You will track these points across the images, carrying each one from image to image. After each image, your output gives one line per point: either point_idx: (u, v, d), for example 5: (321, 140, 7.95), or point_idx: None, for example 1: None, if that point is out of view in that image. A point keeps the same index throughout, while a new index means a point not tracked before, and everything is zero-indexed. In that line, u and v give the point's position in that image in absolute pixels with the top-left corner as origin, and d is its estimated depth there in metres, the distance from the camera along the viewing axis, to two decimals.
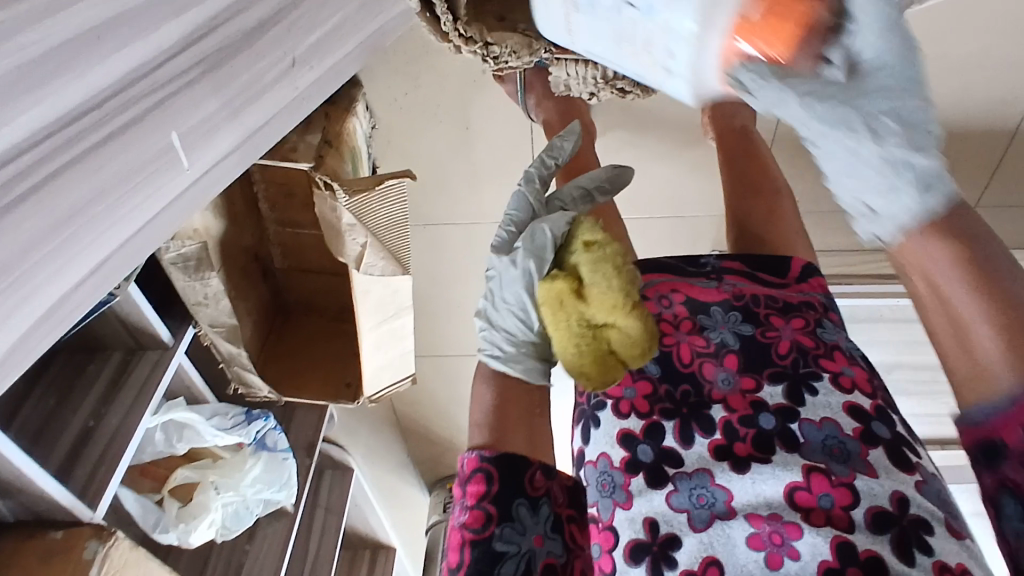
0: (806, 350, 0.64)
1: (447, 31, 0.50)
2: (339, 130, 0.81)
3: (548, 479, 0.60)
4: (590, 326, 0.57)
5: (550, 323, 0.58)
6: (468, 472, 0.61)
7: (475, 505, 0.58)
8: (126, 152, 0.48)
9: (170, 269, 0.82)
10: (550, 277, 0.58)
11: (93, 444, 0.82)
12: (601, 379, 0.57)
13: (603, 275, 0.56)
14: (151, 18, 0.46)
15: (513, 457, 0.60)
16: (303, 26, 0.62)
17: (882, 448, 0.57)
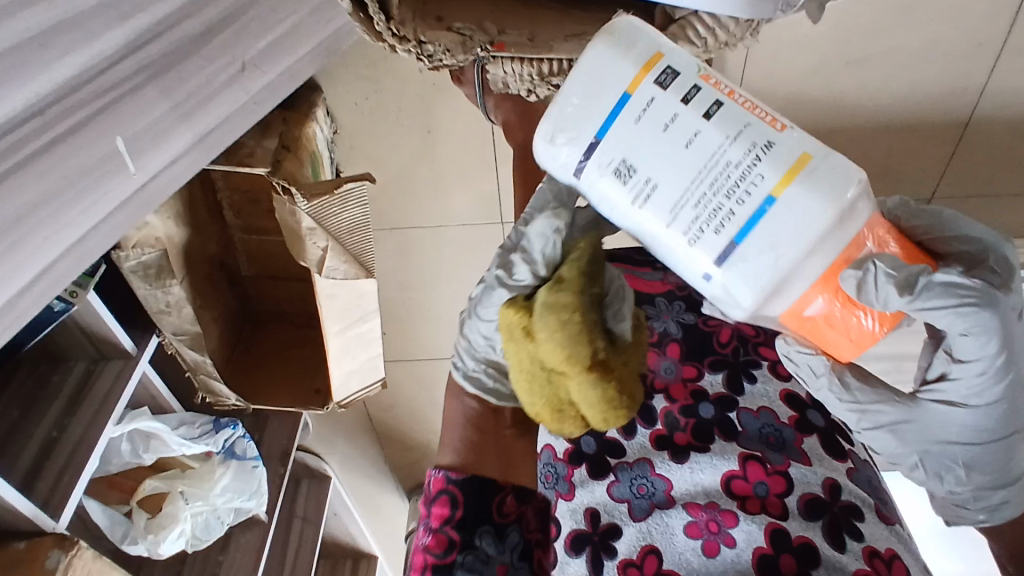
0: (746, 338, 0.68)
1: (378, 31, 0.50)
2: (297, 136, 0.83)
3: (518, 505, 0.69)
4: (543, 366, 0.54)
5: (508, 350, 0.55)
6: (435, 493, 0.70)
7: (440, 531, 0.68)
8: (71, 157, 0.48)
9: (130, 277, 0.83)
10: (511, 303, 0.54)
11: (57, 455, 0.81)
12: (555, 425, 0.56)
13: (549, 329, 0.50)
14: (95, 24, 0.46)
15: (477, 484, 0.68)
16: (254, 30, 0.63)
17: (816, 436, 0.60)
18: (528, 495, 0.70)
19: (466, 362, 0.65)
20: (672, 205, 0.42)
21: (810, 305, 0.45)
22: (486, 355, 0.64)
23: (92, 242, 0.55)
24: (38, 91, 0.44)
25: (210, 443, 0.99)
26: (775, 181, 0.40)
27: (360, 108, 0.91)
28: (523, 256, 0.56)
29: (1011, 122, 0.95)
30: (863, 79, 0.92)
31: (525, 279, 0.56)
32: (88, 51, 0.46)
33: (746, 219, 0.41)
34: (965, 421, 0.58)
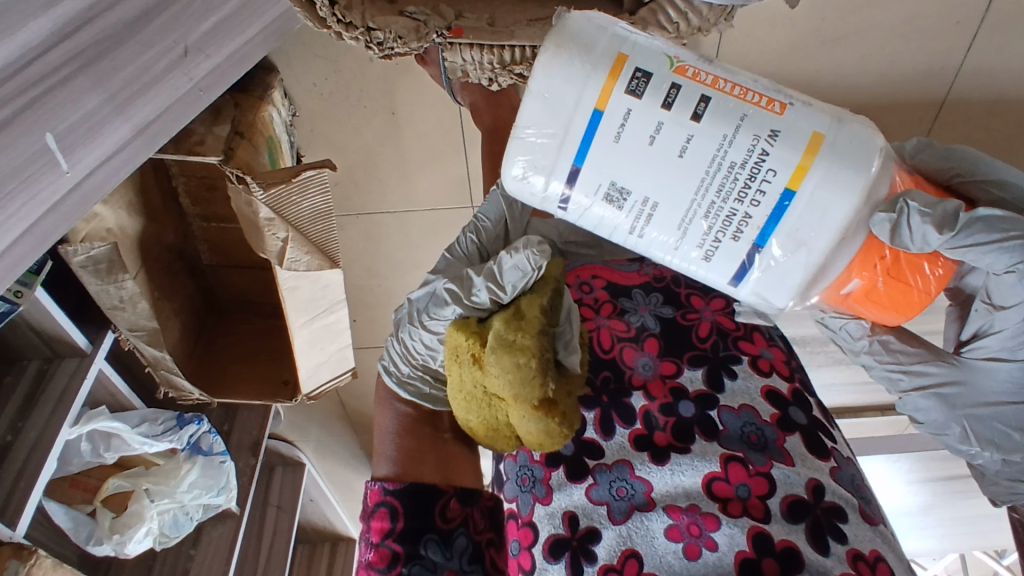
0: (726, 332, 0.65)
1: (324, 17, 0.46)
2: (251, 121, 0.78)
3: (463, 506, 0.64)
4: (483, 391, 0.54)
5: (450, 370, 0.55)
6: (373, 506, 0.65)
7: (381, 544, 0.62)
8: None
9: (80, 273, 0.78)
10: (461, 327, 0.54)
11: (11, 460, 0.78)
12: (485, 442, 0.57)
13: (499, 367, 0.49)
14: (17, 14, 0.42)
15: (416, 491, 0.64)
16: (195, 12, 0.58)
17: (798, 434, 0.58)
18: (474, 495, 0.65)
19: (401, 368, 0.66)
20: (682, 219, 0.45)
21: (848, 285, 0.49)
22: (422, 363, 0.66)
23: (25, 246, 0.51)
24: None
25: (174, 440, 0.95)
26: (787, 177, 0.43)
27: (320, 89, 0.87)
28: (486, 279, 0.55)
29: (986, 100, 0.94)
30: (838, 56, 0.90)
31: (482, 303, 0.56)
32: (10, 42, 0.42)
33: (764, 219, 0.44)
34: (1006, 378, 0.60)
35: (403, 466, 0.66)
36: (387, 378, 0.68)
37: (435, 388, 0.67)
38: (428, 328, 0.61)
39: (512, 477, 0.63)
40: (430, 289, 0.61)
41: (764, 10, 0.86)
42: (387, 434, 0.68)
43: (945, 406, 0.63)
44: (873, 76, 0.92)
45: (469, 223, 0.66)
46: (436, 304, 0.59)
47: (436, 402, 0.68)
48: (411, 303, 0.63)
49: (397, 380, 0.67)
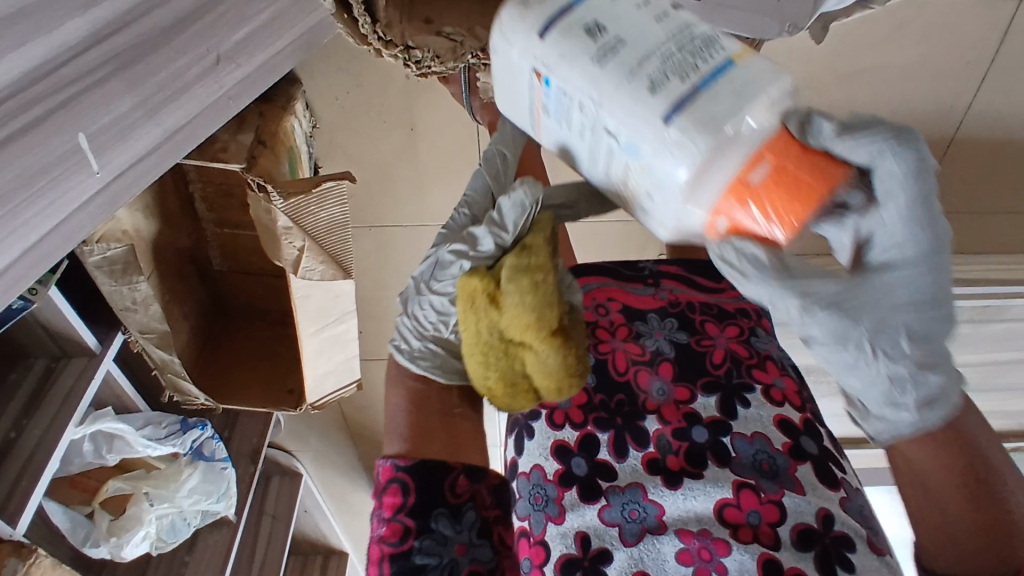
0: (739, 360, 0.66)
1: (364, 33, 0.50)
2: (274, 131, 0.78)
3: (473, 482, 0.56)
4: (500, 337, 0.49)
5: (462, 319, 0.50)
6: (383, 482, 0.57)
7: (391, 518, 0.54)
8: (31, 152, 0.45)
9: (94, 272, 0.78)
10: (470, 271, 0.50)
11: (14, 457, 0.77)
12: (505, 402, 0.52)
13: (519, 288, 0.47)
14: (49, 12, 0.43)
15: (431, 465, 0.56)
16: (228, 22, 0.59)
17: (810, 463, 0.58)
18: (484, 472, 0.57)
19: (410, 343, 0.58)
20: (637, 59, 0.39)
21: (756, 166, 0.38)
22: (434, 334, 0.58)
23: (49, 244, 0.51)
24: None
25: (176, 444, 0.95)
26: (734, 51, 0.40)
27: (341, 101, 0.88)
28: (488, 225, 0.51)
29: (995, 139, 0.95)
30: (851, 92, 0.91)
31: (486, 249, 0.51)
32: (45, 43, 0.43)
33: (706, 71, 0.38)
34: (906, 291, 0.43)
35: (416, 444, 0.58)
36: (399, 357, 0.59)
37: (451, 361, 0.58)
38: (432, 291, 0.55)
39: (523, 496, 0.63)
40: (434, 254, 0.55)
41: (782, 43, 0.87)
42: (398, 412, 0.60)
43: (850, 318, 0.43)
44: (886, 112, 0.93)
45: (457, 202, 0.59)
46: (442, 262, 0.54)
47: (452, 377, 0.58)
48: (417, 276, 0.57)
49: (410, 359, 0.58)
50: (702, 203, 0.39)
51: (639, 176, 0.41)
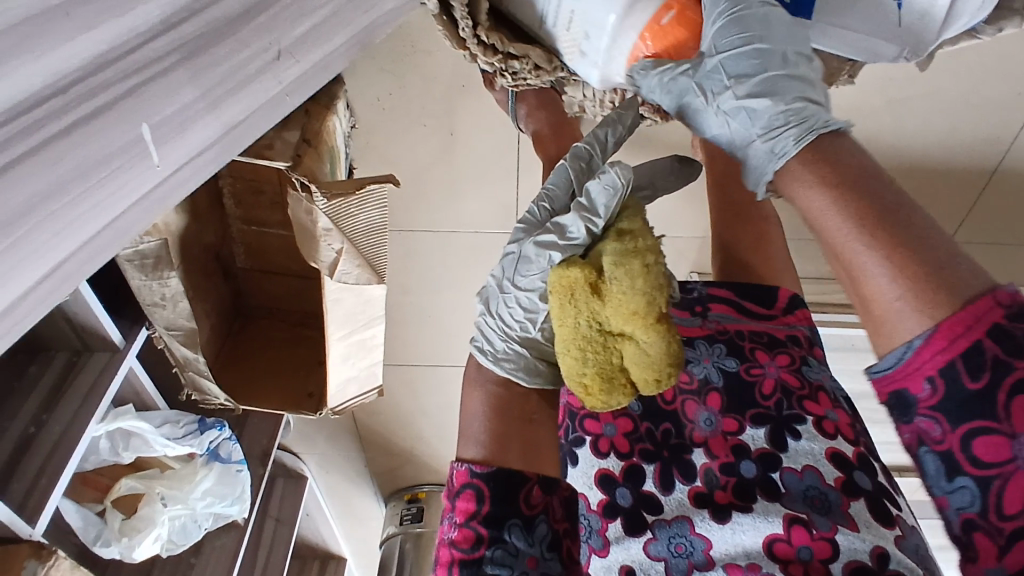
0: (791, 390, 0.64)
1: (466, 35, 0.57)
2: (318, 129, 0.77)
3: (546, 494, 0.56)
4: (599, 329, 0.50)
5: (558, 316, 0.51)
6: (458, 487, 0.57)
7: (464, 525, 0.55)
8: (91, 144, 0.41)
9: (126, 266, 0.76)
10: (566, 263, 0.52)
11: (34, 452, 0.74)
12: (601, 398, 0.51)
13: (626, 273, 0.49)
14: None
15: (509, 475, 0.56)
16: (291, 15, 0.57)
17: (864, 500, 0.56)
18: (556, 483, 0.58)
19: (495, 344, 0.60)
20: None
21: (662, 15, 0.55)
22: (519, 334, 0.59)
23: (104, 239, 0.47)
24: (58, 69, 0.38)
25: (194, 444, 0.93)
26: None
27: (382, 103, 0.86)
28: (577, 211, 0.54)
29: None
30: (899, 118, 0.90)
31: (577, 236, 0.54)
32: (113, 25, 0.41)
33: None
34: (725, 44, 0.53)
35: (493, 450, 0.58)
36: (481, 359, 0.61)
37: (534, 361, 0.60)
38: (517, 288, 0.58)
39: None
40: (517, 249, 0.58)
41: None
42: (475, 418, 0.60)
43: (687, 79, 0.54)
44: (931, 141, 0.92)
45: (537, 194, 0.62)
46: (524, 257, 0.57)
47: (532, 377, 0.60)
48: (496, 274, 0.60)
49: (494, 361, 0.60)
50: (625, 48, 0.56)
51: (578, 18, 0.56)
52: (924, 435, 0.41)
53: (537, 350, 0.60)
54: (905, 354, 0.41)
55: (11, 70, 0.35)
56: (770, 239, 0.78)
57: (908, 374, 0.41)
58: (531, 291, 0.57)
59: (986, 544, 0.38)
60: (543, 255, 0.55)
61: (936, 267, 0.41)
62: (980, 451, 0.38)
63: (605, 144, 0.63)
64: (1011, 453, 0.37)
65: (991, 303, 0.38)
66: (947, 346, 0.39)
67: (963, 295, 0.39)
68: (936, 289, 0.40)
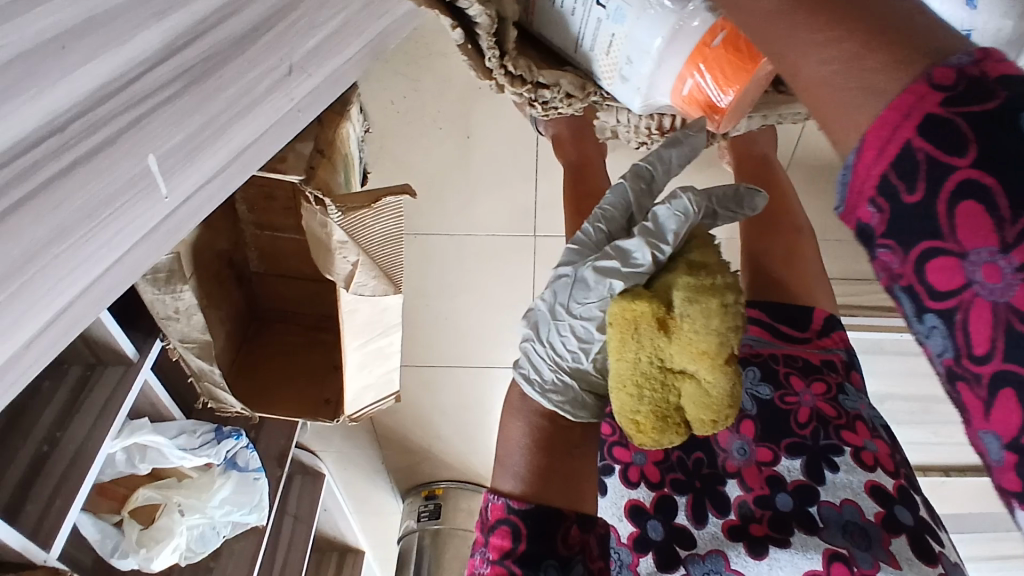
0: (827, 420, 0.61)
1: (491, 66, 0.53)
2: (332, 138, 0.75)
3: (584, 534, 0.55)
4: (660, 365, 0.45)
5: (616, 351, 0.46)
6: (492, 522, 0.56)
7: (498, 562, 0.54)
8: (97, 179, 0.37)
9: (137, 280, 0.74)
10: (630, 296, 0.47)
11: (49, 470, 0.73)
12: (654, 438, 0.46)
13: (701, 310, 0.45)
14: (125, 21, 0.36)
15: (547, 514, 0.54)
16: (302, 28, 0.54)
17: (906, 536, 0.54)
18: (593, 521, 0.57)
19: (543, 374, 0.57)
20: None
21: (686, 83, 0.55)
22: (570, 364, 0.56)
23: (116, 277, 0.43)
24: (54, 106, 0.33)
25: (211, 455, 0.92)
26: None
27: (396, 107, 0.83)
28: (642, 236, 0.50)
29: None
30: None
31: (643, 263, 0.50)
32: (116, 56, 0.36)
33: None
34: None
35: (535, 487, 0.56)
36: (529, 390, 0.57)
37: (584, 394, 0.56)
38: (571, 315, 0.54)
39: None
40: (571, 273, 0.55)
41: None
42: (516, 448, 0.58)
43: None
44: None
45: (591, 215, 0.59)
46: (581, 282, 0.53)
47: (576, 411, 0.57)
48: (548, 299, 0.56)
49: (541, 393, 0.56)
50: (666, 79, 0.55)
51: (615, 41, 0.54)
52: (900, 278, 0.32)
53: (588, 383, 0.56)
54: (851, 162, 0.33)
55: (6, 113, 0.31)
56: (805, 249, 0.75)
57: (855, 202, 0.33)
58: (587, 320, 0.53)
59: (971, 396, 0.31)
60: (603, 283, 0.51)
61: (874, 9, 0.32)
62: (934, 277, 0.31)
63: (668, 166, 0.59)
64: (965, 278, 0.29)
65: (923, 91, 0.30)
66: (880, 157, 0.31)
67: (906, 74, 0.30)
68: (888, 48, 0.31)
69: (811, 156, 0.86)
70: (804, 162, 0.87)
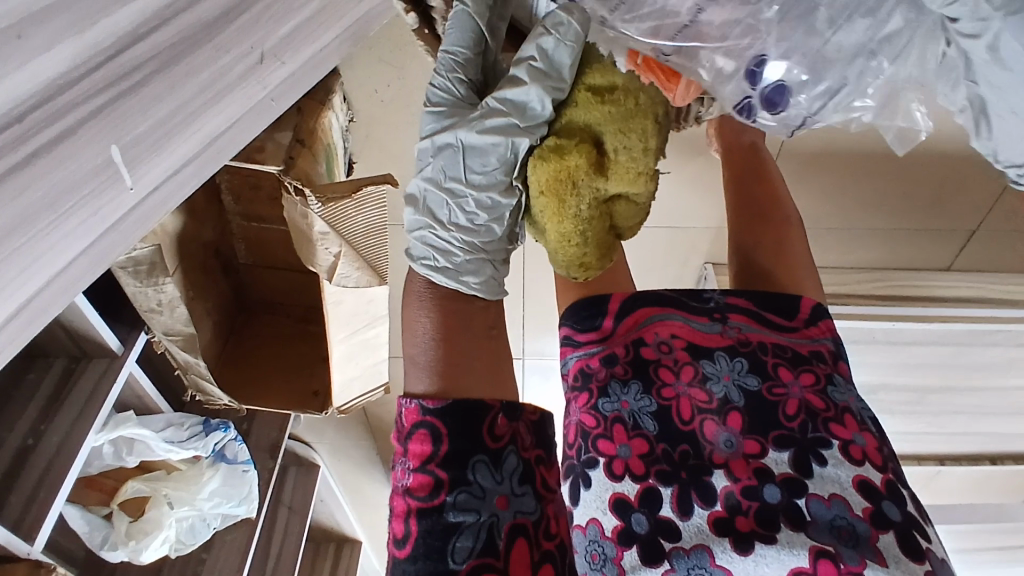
0: (815, 412, 0.60)
1: None
2: (313, 127, 0.73)
3: (512, 421, 0.49)
4: (598, 204, 0.52)
5: (561, 209, 0.51)
6: (408, 428, 0.48)
7: (419, 469, 0.47)
8: (57, 171, 0.35)
9: (119, 273, 0.74)
10: (558, 150, 0.51)
11: (32, 464, 0.73)
12: (600, 264, 0.55)
13: (629, 143, 0.51)
14: (89, 7, 0.35)
15: (464, 405, 0.48)
16: (275, 14, 0.53)
17: (893, 532, 0.53)
18: (519, 408, 0.50)
19: (455, 251, 0.54)
20: None
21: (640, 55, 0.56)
22: (478, 233, 0.55)
23: (80, 270, 0.41)
24: (13, 94, 0.32)
25: (199, 447, 0.92)
26: None
27: (380, 95, 0.82)
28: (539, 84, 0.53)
29: None
30: None
31: (541, 112, 0.54)
32: (77, 41, 0.35)
33: None
34: None
35: (449, 380, 0.50)
36: (440, 280, 0.53)
37: (489, 268, 0.55)
38: (469, 187, 0.54)
39: (579, 551, 0.60)
40: (458, 141, 0.54)
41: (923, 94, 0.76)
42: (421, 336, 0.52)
43: None
44: None
45: (448, 65, 0.57)
46: (473, 150, 0.54)
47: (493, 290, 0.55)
48: (441, 168, 0.55)
49: (455, 279, 0.54)
50: None
51: None
52: None
53: (490, 254, 0.55)
54: None
55: None
56: (793, 238, 0.72)
57: None
58: (486, 188, 0.54)
59: None
60: (502, 140, 0.53)
61: None
62: None
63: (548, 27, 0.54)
64: None
65: None
66: None
67: None
68: None
69: (802, 146, 0.84)
70: (794, 152, 0.86)
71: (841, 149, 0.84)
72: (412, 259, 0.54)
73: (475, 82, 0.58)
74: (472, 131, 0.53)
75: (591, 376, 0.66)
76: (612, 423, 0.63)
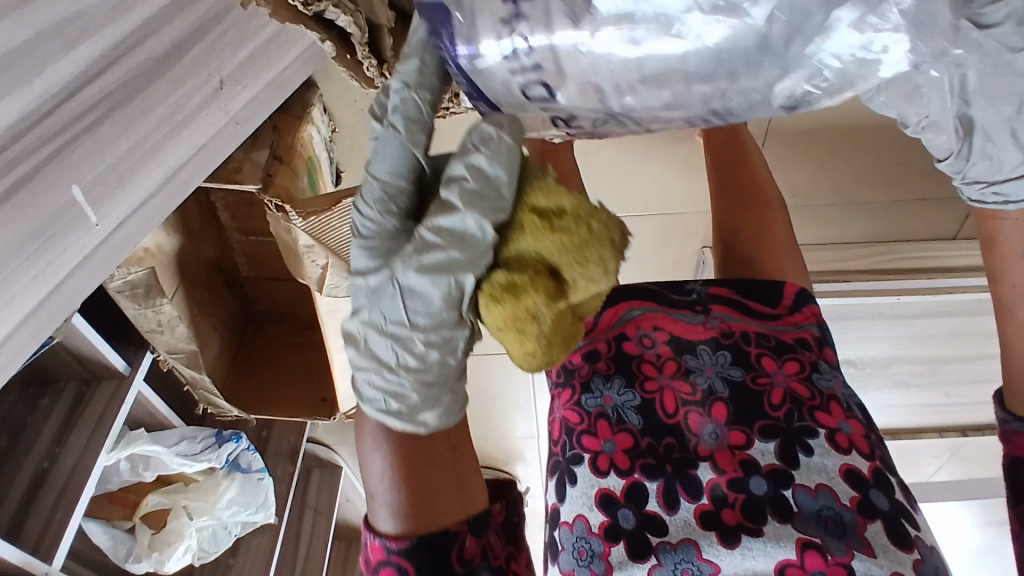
0: (801, 400, 0.59)
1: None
2: (291, 142, 0.74)
3: (478, 539, 0.48)
4: (564, 320, 0.40)
5: (516, 342, 0.40)
6: (376, 563, 0.48)
7: None
8: (17, 218, 0.39)
9: (118, 297, 0.75)
10: (511, 290, 0.39)
11: (48, 487, 0.76)
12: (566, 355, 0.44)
13: (592, 268, 0.39)
14: (32, 59, 0.36)
15: (429, 543, 0.47)
16: (231, 41, 0.53)
17: (881, 522, 0.53)
18: (488, 519, 0.50)
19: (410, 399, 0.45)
20: None
21: None
22: (433, 373, 0.45)
23: (51, 308, 0.45)
24: None
25: (212, 459, 0.95)
26: None
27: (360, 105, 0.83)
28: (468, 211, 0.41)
29: None
30: None
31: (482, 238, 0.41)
32: (23, 94, 0.36)
33: None
34: None
35: (417, 518, 0.48)
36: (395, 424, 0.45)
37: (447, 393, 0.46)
38: (415, 329, 0.44)
39: (565, 548, 0.59)
40: (394, 282, 0.43)
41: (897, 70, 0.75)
42: (378, 477, 0.48)
43: None
44: None
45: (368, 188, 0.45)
46: (411, 291, 0.43)
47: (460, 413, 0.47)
48: (377, 305, 0.44)
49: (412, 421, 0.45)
50: None
51: None
52: None
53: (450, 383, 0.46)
54: None
55: None
56: (777, 221, 0.70)
57: None
58: (436, 328, 0.44)
59: None
60: (445, 282, 0.42)
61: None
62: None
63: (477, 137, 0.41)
64: None
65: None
66: None
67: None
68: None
69: (787, 126, 0.83)
70: (781, 131, 0.84)
71: (831, 125, 0.82)
72: (366, 401, 0.46)
73: (412, 205, 0.47)
74: (410, 274, 0.42)
75: (574, 372, 0.66)
76: (596, 419, 0.63)
